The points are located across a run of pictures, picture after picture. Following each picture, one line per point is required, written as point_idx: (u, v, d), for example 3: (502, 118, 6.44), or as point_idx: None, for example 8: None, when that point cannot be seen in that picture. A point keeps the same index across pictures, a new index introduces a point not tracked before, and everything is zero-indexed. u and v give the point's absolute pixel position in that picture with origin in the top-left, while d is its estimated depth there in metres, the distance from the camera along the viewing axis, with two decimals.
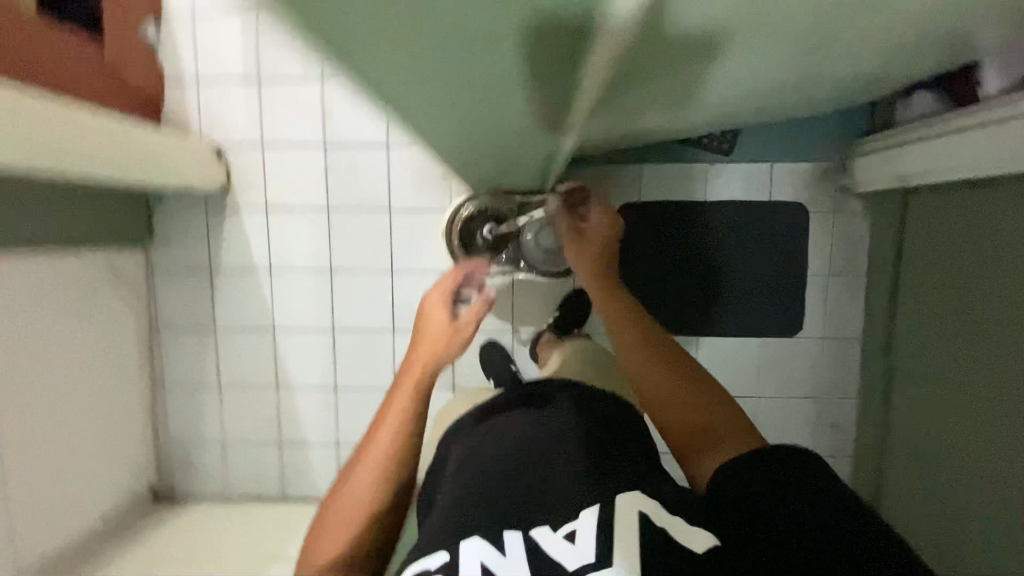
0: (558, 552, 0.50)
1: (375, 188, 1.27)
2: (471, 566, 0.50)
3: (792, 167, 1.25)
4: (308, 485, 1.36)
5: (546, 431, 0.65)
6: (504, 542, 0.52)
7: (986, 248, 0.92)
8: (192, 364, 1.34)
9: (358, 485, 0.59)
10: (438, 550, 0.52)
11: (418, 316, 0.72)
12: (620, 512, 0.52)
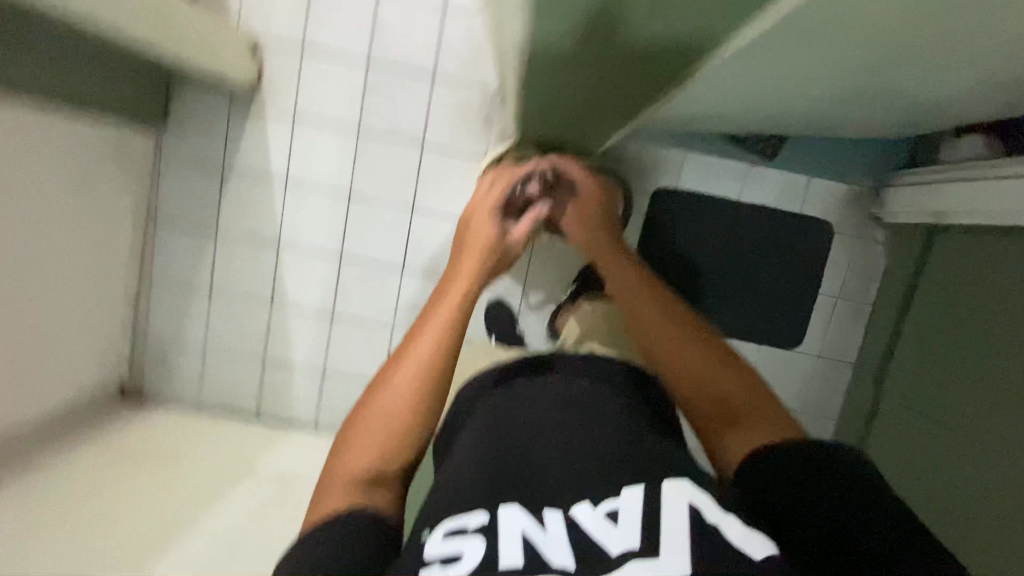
0: (600, 535, 0.47)
1: (412, 119, 1.22)
2: (510, 535, 0.46)
3: (827, 184, 1.26)
4: (285, 408, 1.33)
5: (586, 402, 0.62)
6: (545, 518, 0.49)
7: (998, 295, 0.95)
8: (187, 263, 1.28)
9: (401, 388, 0.55)
10: (475, 510, 0.49)
11: (463, 226, 0.76)
12: (668, 498, 0.47)
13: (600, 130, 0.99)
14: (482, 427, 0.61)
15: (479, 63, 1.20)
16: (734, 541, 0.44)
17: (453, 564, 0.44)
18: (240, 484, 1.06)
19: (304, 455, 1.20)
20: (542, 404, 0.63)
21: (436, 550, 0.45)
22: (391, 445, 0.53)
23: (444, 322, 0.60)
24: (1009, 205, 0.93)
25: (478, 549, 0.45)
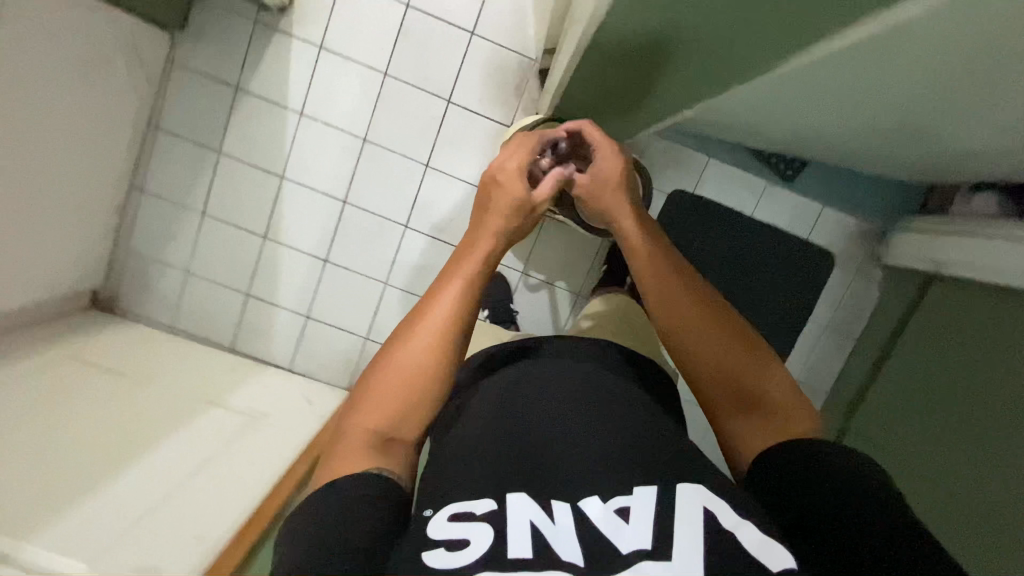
0: (610, 531, 0.46)
1: (441, 74, 1.18)
2: (519, 524, 0.46)
3: (838, 216, 1.27)
4: (262, 345, 1.30)
5: (598, 391, 0.61)
6: (554, 510, 0.48)
7: (984, 351, 0.98)
8: (183, 179, 1.23)
9: (416, 355, 0.58)
10: (484, 498, 0.49)
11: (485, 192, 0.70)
12: (682, 502, 0.47)
13: (632, 123, 0.96)
14: (488, 409, 0.60)
15: (520, 29, 1.17)
16: (747, 549, 0.44)
17: (460, 550, 0.45)
18: (208, 414, 1.04)
19: (276, 395, 1.18)
20: (549, 388, 0.61)
21: (443, 533, 0.46)
22: (405, 407, 0.56)
23: (458, 292, 0.61)
24: (1010, 268, 0.95)
25: (487, 538, 0.46)
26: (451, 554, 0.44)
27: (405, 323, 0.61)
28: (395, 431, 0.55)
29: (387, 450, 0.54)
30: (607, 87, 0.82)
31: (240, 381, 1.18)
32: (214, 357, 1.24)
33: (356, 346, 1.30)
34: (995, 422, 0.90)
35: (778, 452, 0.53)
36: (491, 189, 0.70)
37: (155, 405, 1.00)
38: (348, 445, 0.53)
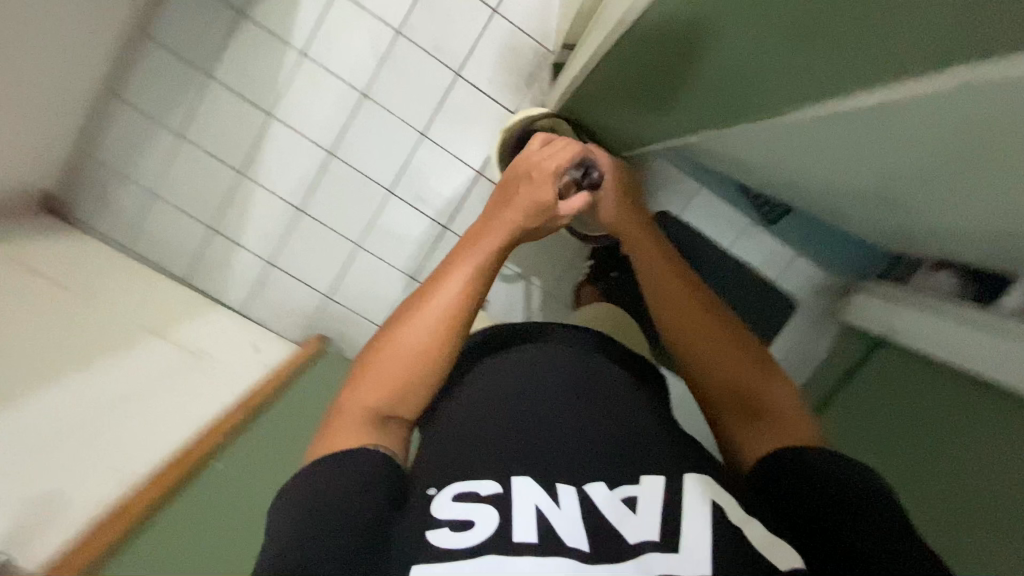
0: (617, 519, 0.49)
1: (455, 45, 1.15)
2: (524, 508, 0.49)
3: (808, 267, 1.33)
4: (218, 283, 1.25)
5: (597, 382, 0.62)
6: (560, 494, 0.50)
7: (915, 416, 1.04)
8: (164, 94, 1.16)
9: (421, 337, 0.60)
10: (488, 479, 0.51)
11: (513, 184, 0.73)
12: (689, 497, 0.50)
13: (633, 134, 0.96)
14: (490, 386, 0.61)
15: (543, 18, 1.15)
16: (755, 545, 0.47)
17: (466, 531, 0.47)
18: (150, 346, 0.99)
19: (225, 337, 1.14)
20: (556, 369, 0.62)
21: (448, 513, 0.49)
22: (406, 384, 0.58)
23: (470, 277, 0.63)
24: (950, 349, 1.02)
25: (493, 520, 0.48)
26: (455, 534, 0.47)
27: (415, 303, 0.62)
28: (394, 408, 0.57)
29: (385, 426, 0.57)
30: (626, 96, 0.82)
31: (188, 316, 1.13)
32: (165, 287, 1.18)
33: (316, 302, 1.27)
34: (912, 485, 0.97)
35: (774, 460, 0.55)
36: (520, 184, 0.72)
37: (96, 326, 0.95)
38: (348, 417, 0.56)
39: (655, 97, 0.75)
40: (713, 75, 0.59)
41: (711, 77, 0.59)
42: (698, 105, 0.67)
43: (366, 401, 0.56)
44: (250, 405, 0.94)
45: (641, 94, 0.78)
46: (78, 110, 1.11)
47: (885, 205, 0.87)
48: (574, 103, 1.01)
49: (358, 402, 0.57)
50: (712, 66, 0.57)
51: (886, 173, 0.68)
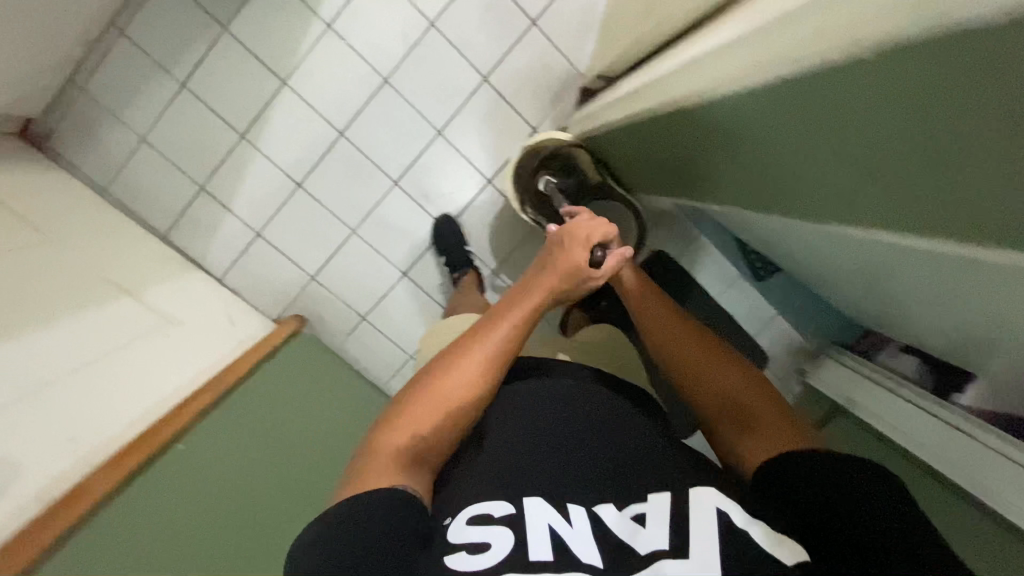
0: (627, 535, 0.52)
1: (487, 49, 1.13)
2: (537, 526, 0.52)
3: (786, 328, 1.39)
4: (198, 245, 1.20)
5: (597, 403, 0.65)
6: (570, 513, 0.54)
7: None
8: (173, 39, 1.09)
9: (458, 381, 0.61)
10: (502, 501, 0.55)
11: (553, 244, 0.76)
12: (696, 509, 0.52)
13: (647, 179, 0.99)
14: (505, 415, 0.64)
15: (581, 39, 1.13)
16: (764, 546, 0.49)
17: (483, 552, 0.51)
18: (121, 305, 0.94)
19: (198, 305, 1.10)
20: (565, 398, 0.65)
21: (465, 537, 0.52)
22: (438, 426, 0.59)
23: (509, 328, 0.66)
24: (906, 432, 1.07)
25: (508, 540, 0.51)
26: (471, 557, 0.50)
27: (452, 349, 0.65)
28: (425, 447, 0.58)
29: (412, 465, 0.56)
30: (655, 152, 0.84)
31: (162, 277, 1.08)
32: (141, 241, 1.12)
33: (299, 282, 1.23)
34: None
35: (772, 467, 0.55)
36: (557, 247, 0.75)
37: (66, 276, 0.90)
38: (379, 456, 0.55)
39: (681, 162, 0.78)
40: (735, 164, 0.62)
41: (735, 166, 0.62)
42: (717, 185, 0.71)
43: (401, 439, 0.57)
44: (219, 386, 0.91)
45: (665, 153, 0.81)
46: (77, 38, 1.04)
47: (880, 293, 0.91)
48: (600, 136, 1.01)
49: (392, 440, 0.57)
50: (737, 159, 0.60)
51: (892, 273, 0.71)
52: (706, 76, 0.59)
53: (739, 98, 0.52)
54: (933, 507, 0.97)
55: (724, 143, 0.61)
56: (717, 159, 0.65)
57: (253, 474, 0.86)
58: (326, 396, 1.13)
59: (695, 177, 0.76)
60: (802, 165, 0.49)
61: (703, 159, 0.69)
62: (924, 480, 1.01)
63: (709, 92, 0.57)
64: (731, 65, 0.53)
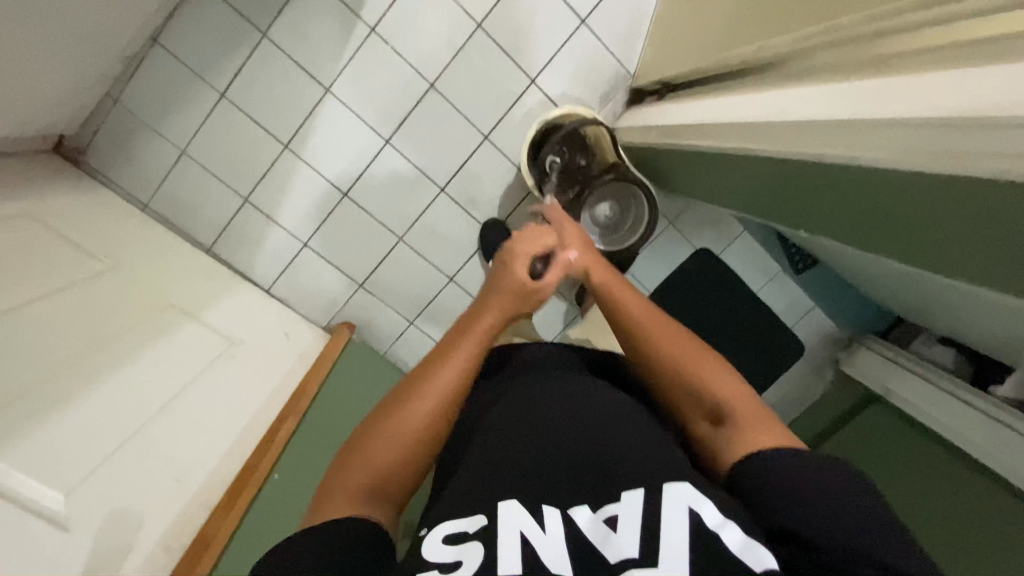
0: (598, 540, 0.47)
1: (536, 50, 1.10)
2: (508, 535, 0.48)
3: (823, 320, 1.42)
4: (244, 257, 1.18)
5: (589, 400, 0.61)
6: (544, 517, 0.49)
7: (895, 464, 1.17)
8: (210, 48, 1.04)
9: (410, 421, 0.57)
10: (476, 514, 0.50)
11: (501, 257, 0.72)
12: (667, 507, 0.47)
13: (706, 193, 1.01)
14: (490, 432, 0.60)
15: (631, 38, 1.12)
16: (731, 550, 0.45)
17: (452, 571, 0.47)
18: (185, 330, 0.94)
19: (255, 321, 1.10)
20: (547, 403, 0.60)
21: (437, 556, 0.48)
22: (389, 467, 0.56)
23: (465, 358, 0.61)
24: (937, 418, 1.12)
25: (477, 554, 0.47)
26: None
27: (406, 382, 0.61)
28: (384, 483, 0.55)
29: (374, 499, 0.55)
30: (729, 172, 0.86)
31: (219, 295, 1.07)
32: (192, 255, 1.11)
33: (348, 290, 1.23)
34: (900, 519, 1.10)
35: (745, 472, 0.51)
36: (501, 265, 0.71)
37: (131, 305, 0.89)
38: (339, 490, 0.54)
39: (770, 195, 0.79)
40: (851, 210, 0.64)
41: (848, 209, 0.64)
42: (813, 217, 0.73)
43: (359, 472, 0.55)
44: (297, 411, 0.93)
45: (744, 177, 0.83)
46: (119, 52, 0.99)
47: (946, 293, 0.95)
48: (667, 152, 1.01)
49: (351, 471, 0.55)
50: (861, 213, 0.62)
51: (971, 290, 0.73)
52: (842, 134, 0.60)
53: (895, 169, 0.53)
54: (957, 480, 1.04)
55: (847, 193, 0.62)
56: (828, 208, 0.68)
57: None
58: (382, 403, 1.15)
59: (780, 203, 0.78)
60: (960, 239, 0.51)
61: (801, 189, 0.71)
62: (953, 467, 1.06)
63: (847, 157, 0.58)
64: (879, 135, 0.55)
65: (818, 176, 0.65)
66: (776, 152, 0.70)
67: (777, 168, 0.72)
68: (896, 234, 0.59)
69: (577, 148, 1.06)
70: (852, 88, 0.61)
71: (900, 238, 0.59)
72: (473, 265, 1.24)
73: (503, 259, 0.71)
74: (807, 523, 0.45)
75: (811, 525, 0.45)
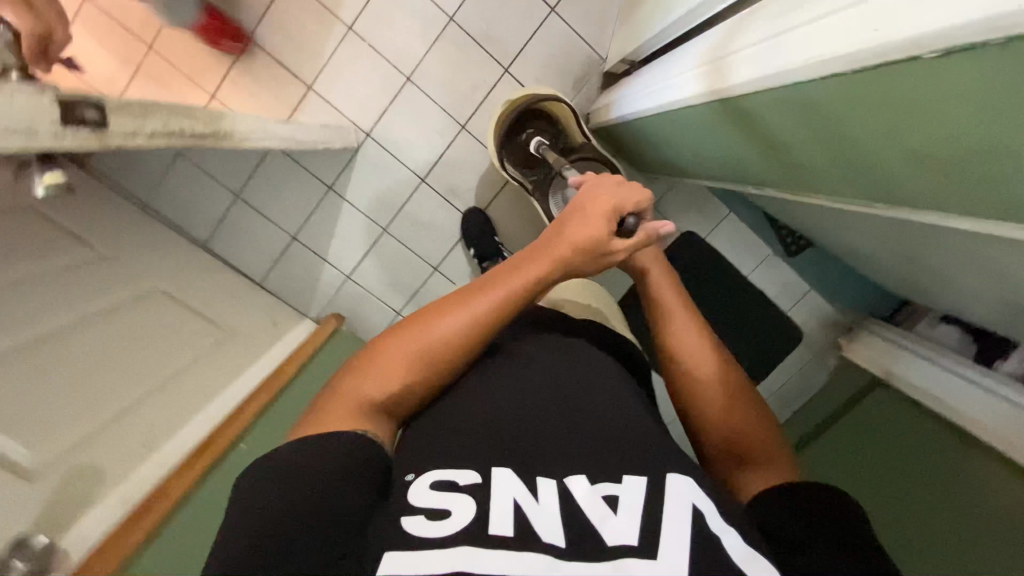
0: (596, 517, 0.45)
1: (508, 40, 1.13)
2: (501, 500, 0.45)
3: (821, 304, 1.38)
4: (238, 252, 1.24)
5: (591, 374, 0.59)
6: (538, 486, 0.47)
7: (898, 447, 1.09)
8: (202, 55, 1.12)
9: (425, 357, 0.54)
10: (466, 468, 0.48)
11: (581, 203, 0.60)
12: (670, 501, 0.45)
13: (673, 165, 0.96)
14: (481, 386, 0.57)
15: (601, 22, 1.13)
16: (732, 556, 0.43)
17: (441, 519, 0.44)
18: (173, 316, 0.98)
19: (244, 310, 1.14)
20: (554, 376, 0.58)
21: (424, 501, 0.45)
22: (399, 393, 0.53)
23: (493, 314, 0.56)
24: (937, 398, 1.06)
25: (468, 512, 0.45)
26: (429, 523, 0.44)
27: (433, 311, 0.56)
28: (384, 407, 0.53)
29: (376, 419, 0.52)
30: (663, 135, 0.85)
31: (213, 288, 1.12)
32: (190, 250, 1.17)
33: (336, 281, 1.27)
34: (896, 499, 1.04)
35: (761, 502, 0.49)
36: (575, 211, 0.60)
37: (124, 285, 0.93)
38: (339, 405, 0.51)
39: (718, 145, 0.69)
40: (743, 146, 0.62)
41: (795, 150, 0.53)
42: (726, 159, 0.71)
43: (365, 394, 0.52)
44: (271, 387, 0.95)
45: (674, 137, 0.82)
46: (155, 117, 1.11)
47: (928, 261, 0.92)
48: (628, 127, 0.98)
49: (356, 392, 0.52)
50: (750, 146, 0.61)
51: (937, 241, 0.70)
52: (736, 70, 0.52)
53: (814, 85, 0.42)
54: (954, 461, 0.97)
55: (788, 132, 0.51)
56: (733, 152, 0.67)
57: None
58: None
59: (707, 157, 0.77)
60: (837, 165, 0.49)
61: (704, 137, 0.71)
62: (956, 445, 0.99)
63: (711, 94, 0.58)
64: (733, 65, 0.53)
65: (704, 118, 0.65)
66: (676, 104, 0.70)
67: (715, 118, 0.62)
68: (787, 163, 0.57)
69: (548, 131, 1.08)
70: (722, 29, 0.61)
71: (788, 166, 0.57)
72: (457, 253, 1.26)
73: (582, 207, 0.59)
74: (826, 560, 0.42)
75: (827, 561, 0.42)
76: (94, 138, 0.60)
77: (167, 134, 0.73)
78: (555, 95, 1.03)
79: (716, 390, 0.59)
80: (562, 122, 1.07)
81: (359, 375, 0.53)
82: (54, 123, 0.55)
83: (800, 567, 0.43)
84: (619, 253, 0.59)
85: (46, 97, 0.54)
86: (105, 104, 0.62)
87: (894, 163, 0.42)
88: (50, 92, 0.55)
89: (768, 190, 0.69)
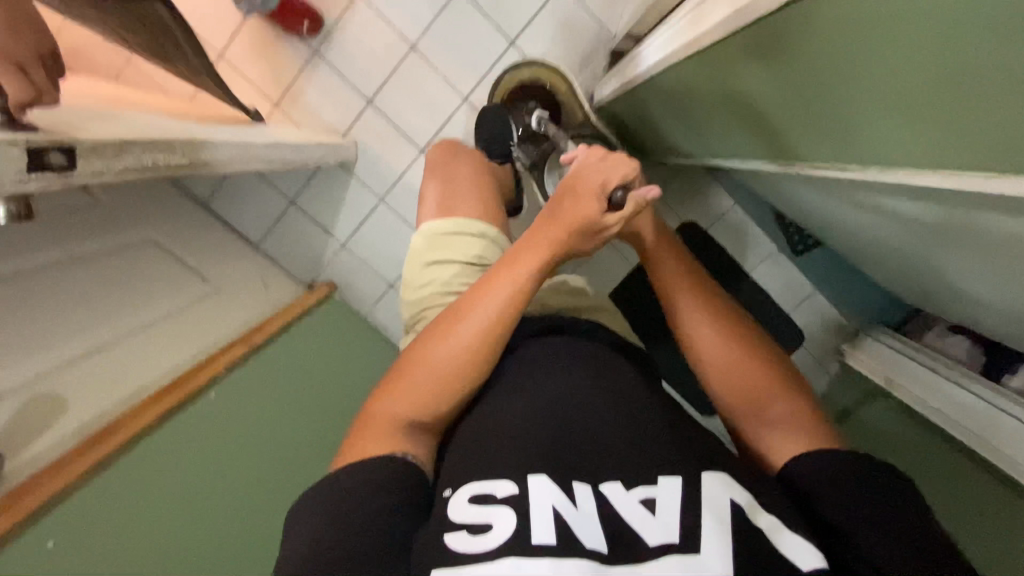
0: (634, 521, 0.44)
1: (515, 13, 1.11)
2: (541, 510, 0.43)
3: (823, 308, 1.34)
4: (236, 213, 1.25)
5: (617, 374, 0.57)
6: (576, 493, 0.45)
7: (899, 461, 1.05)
8: (209, 15, 1.13)
9: (445, 362, 0.53)
10: (502, 479, 0.46)
11: (565, 184, 0.57)
12: (710, 502, 0.44)
13: (670, 146, 0.94)
14: (505, 391, 0.55)
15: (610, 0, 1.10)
16: (784, 553, 0.42)
17: (482, 534, 0.43)
18: (165, 264, 0.98)
19: (236, 268, 1.15)
20: (582, 371, 0.56)
21: (462, 516, 0.44)
22: (430, 403, 0.52)
23: (502, 305, 0.54)
24: (935, 405, 1.00)
25: (509, 522, 0.43)
26: (473, 538, 0.42)
27: (442, 320, 0.56)
28: (418, 421, 0.52)
29: (412, 433, 0.52)
30: (659, 113, 0.84)
31: (207, 244, 1.12)
32: (189, 206, 1.18)
33: (331, 249, 1.28)
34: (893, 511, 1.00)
35: (806, 467, 0.48)
36: (563, 196, 0.57)
37: (121, 230, 0.91)
38: (372, 427, 0.51)
39: (704, 110, 0.67)
40: (728, 109, 0.61)
41: (785, 94, 0.49)
42: (716, 132, 0.70)
43: (389, 410, 0.51)
44: (249, 341, 0.96)
45: (669, 112, 0.79)
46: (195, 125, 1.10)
47: (930, 270, 0.88)
48: (624, 101, 0.96)
49: (383, 413, 0.52)
50: (736, 109, 0.60)
51: (930, 238, 0.67)
52: (726, 9, 0.51)
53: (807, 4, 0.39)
54: (953, 477, 0.92)
55: (783, 71, 0.47)
56: (720, 119, 0.66)
57: (279, 420, 0.91)
58: (353, 356, 1.18)
59: (698, 131, 0.76)
60: (834, 125, 0.45)
61: (693, 105, 0.69)
62: (949, 453, 0.95)
63: (702, 45, 0.57)
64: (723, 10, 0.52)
65: (693, 78, 0.64)
66: (669, 67, 0.68)
67: (705, 69, 0.60)
68: (774, 126, 0.56)
69: (548, 108, 1.07)
70: None
71: (774, 130, 0.56)
72: None
73: (570, 189, 0.56)
74: (874, 546, 0.42)
75: (873, 548, 0.41)
76: (60, 181, 0.54)
77: (141, 171, 0.65)
78: (558, 68, 1.05)
79: (736, 370, 0.56)
80: (563, 99, 1.06)
81: (385, 396, 0.53)
82: (19, 172, 0.49)
83: (844, 557, 0.43)
84: (615, 226, 0.57)
85: (14, 146, 0.48)
86: (77, 146, 0.55)
87: (885, 110, 0.38)
88: (21, 139, 0.49)
89: (754, 162, 0.67)
